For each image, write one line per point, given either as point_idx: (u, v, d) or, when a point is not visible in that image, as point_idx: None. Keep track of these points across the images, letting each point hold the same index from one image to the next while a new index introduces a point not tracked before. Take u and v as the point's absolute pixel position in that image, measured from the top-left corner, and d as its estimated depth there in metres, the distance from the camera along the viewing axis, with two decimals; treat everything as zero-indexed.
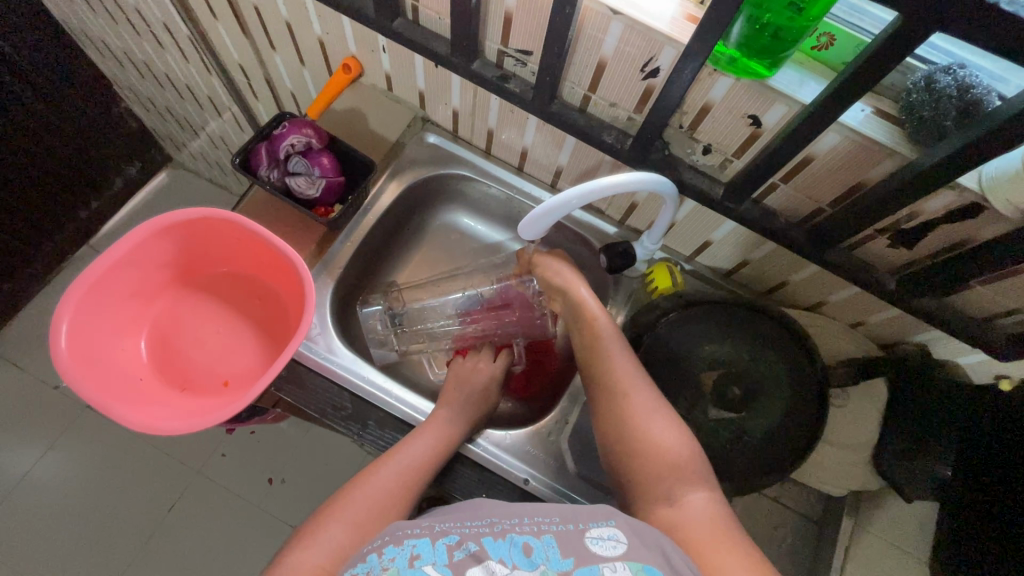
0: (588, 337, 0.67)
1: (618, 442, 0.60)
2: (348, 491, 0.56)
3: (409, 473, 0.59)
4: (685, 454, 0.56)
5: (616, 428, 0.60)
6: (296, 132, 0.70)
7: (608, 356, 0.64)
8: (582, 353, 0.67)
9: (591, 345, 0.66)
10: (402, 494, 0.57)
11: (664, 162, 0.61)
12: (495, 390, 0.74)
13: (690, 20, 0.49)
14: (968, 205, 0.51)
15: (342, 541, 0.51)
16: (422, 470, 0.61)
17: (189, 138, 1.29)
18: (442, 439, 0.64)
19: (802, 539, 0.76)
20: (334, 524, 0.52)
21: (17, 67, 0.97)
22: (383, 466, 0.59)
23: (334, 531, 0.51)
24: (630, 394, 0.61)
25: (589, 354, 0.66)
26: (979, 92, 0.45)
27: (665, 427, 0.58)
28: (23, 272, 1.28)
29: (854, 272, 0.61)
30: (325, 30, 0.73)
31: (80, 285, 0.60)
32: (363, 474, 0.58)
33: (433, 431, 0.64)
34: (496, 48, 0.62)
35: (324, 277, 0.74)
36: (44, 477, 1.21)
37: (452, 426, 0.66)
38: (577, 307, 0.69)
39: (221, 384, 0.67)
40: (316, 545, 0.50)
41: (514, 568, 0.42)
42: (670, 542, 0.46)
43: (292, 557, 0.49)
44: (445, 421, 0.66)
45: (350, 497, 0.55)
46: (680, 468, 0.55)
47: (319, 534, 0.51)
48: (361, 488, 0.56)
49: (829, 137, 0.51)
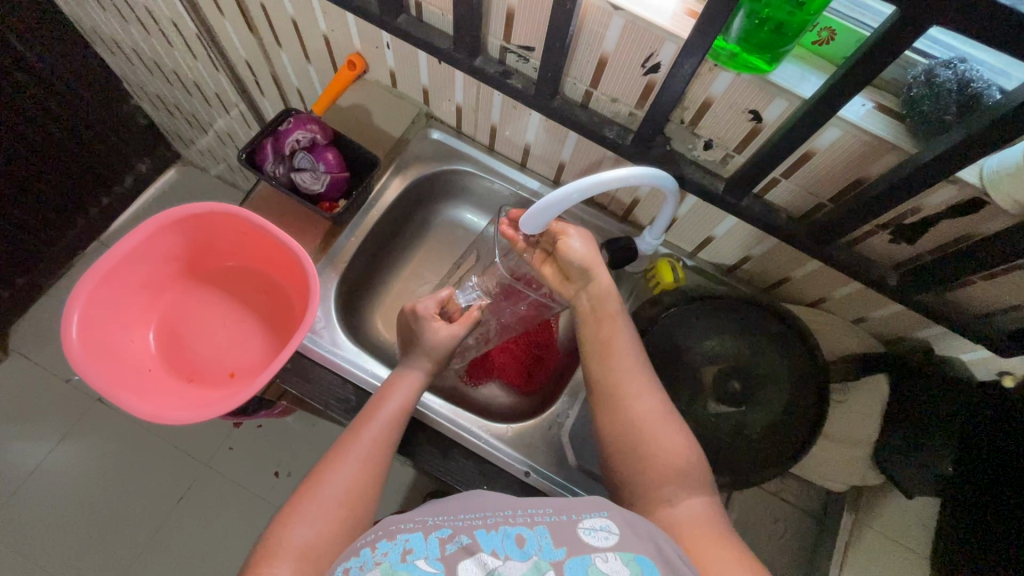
0: (605, 334, 0.64)
1: (623, 444, 0.58)
2: (325, 469, 0.56)
3: (369, 465, 0.57)
4: (690, 460, 0.56)
5: (623, 431, 0.59)
6: (301, 128, 0.72)
7: (625, 358, 0.62)
8: (594, 350, 0.64)
9: (606, 342, 0.64)
10: (369, 474, 0.57)
11: (665, 157, 0.62)
12: (457, 338, 0.69)
13: (690, 15, 0.50)
14: (969, 201, 0.51)
15: (326, 524, 0.52)
16: (379, 456, 0.58)
17: (198, 134, 1.31)
18: (415, 397, 0.64)
19: (802, 533, 0.76)
20: (315, 506, 0.53)
21: (29, 64, 0.99)
22: (361, 433, 0.59)
23: (316, 514, 0.52)
24: (640, 401, 0.59)
25: (602, 354, 0.63)
26: (979, 86, 0.45)
27: (677, 435, 0.57)
28: (34, 267, 1.30)
29: (854, 266, 0.61)
30: (331, 28, 0.74)
31: (92, 277, 0.61)
32: (341, 445, 0.58)
33: (384, 413, 0.61)
34: (499, 44, 0.63)
35: (329, 273, 0.74)
36: (56, 469, 1.23)
37: (403, 404, 0.63)
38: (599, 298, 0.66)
39: (227, 375, 0.68)
40: (297, 528, 0.51)
41: (506, 559, 0.42)
42: (661, 532, 0.47)
43: (272, 538, 0.50)
44: (397, 401, 0.62)
45: (314, 498, 0.53)
46: (683, 472, 0.55)
47: (297, 516, 0.52)
48: (340, 464, 0.56)
49: (830, 132, 0.51)
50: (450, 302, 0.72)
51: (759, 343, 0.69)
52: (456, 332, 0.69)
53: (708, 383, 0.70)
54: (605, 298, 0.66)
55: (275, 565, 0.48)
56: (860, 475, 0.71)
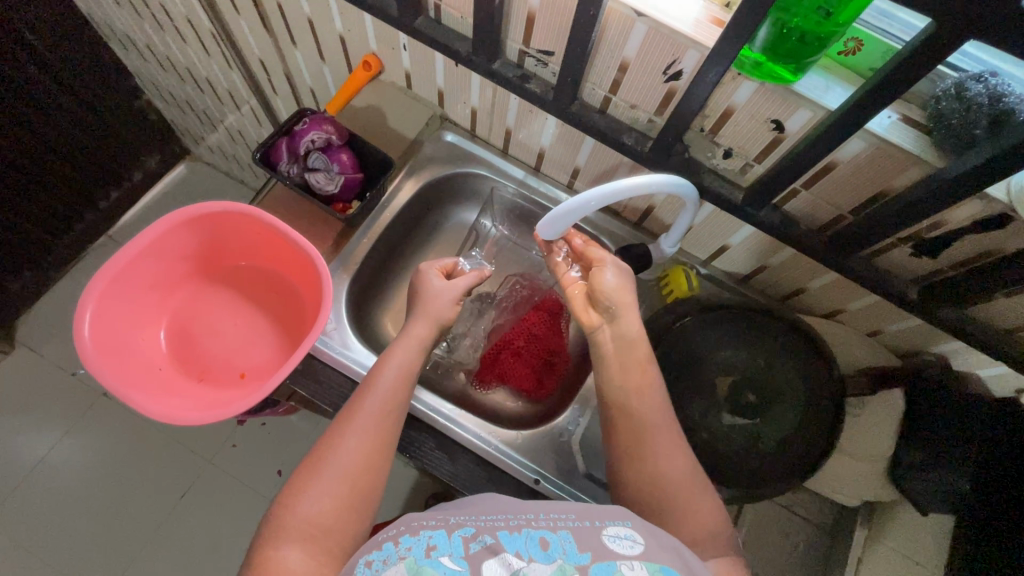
0: (638, 369, 0.60)
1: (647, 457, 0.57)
2: (329, 442, 0.53)
3: (376, 436, 0.54)
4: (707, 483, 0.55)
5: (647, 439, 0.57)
6: (317, 128, 0.71)
7: (651, 390, 0.59)
8: (617, 370, 0.61)
9: (636, 376, 0.60)
10: (377, 445, 0.54)
11: (684, 164, 0.61)
12: (464, 288, 0.68)
13: (717, 23, 0.49)
14: (994, 216, 0.50)
15: (334, 498, 0.49)
16: (385, 425, 0.55)
17: (208, 131, 1.31)
18: (417, 360, 0.62)
19: (813, 548, 0.75)
20: (324, 479, 0.50)
21: (42, 57, 0.99)
22: (365, 402, 0.56)
23: (324, 486, 0.50)
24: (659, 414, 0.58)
25: (625, 371, 0.60)
26: (1011, 102, 0.44)
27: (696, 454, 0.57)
28: (44, 260, 1.31)
29: (876, 280, 0.60)
30: (347, 28, 0.74)
31: (105, 275, 0.61)
32: (346, 414, 0.55)
33: (387, 379, 0.58)
34: (518, 48, 0.62)
35: (340, 274, 0.74)
36: (61, 462, 1.23)
37: (406, 369, 0.60)
38: (630, 338, 0.62)
39: (237, 376, 0.67)
40: (306, 503, 0.49)
41: (531, 561, 0.41)
42: (687, 548, 0.47)
43: (280, 516, 0.48)
44: (398, 365, 0.59)
45: (320, 474, 0.50)
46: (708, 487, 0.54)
47: (304, 495, 0.49)
48: (350, 431, 0.54)
49: (854, 144, 0.51)
50: (454, 268, 0.72)
51: (773, 354, 0.68)
52: (456, 284, 0.68)
53: (722, 393, 0.69)
54: (634, 344, 0.62)
55: (281, 548, 0.46)
56: (874, 491, 0.70)
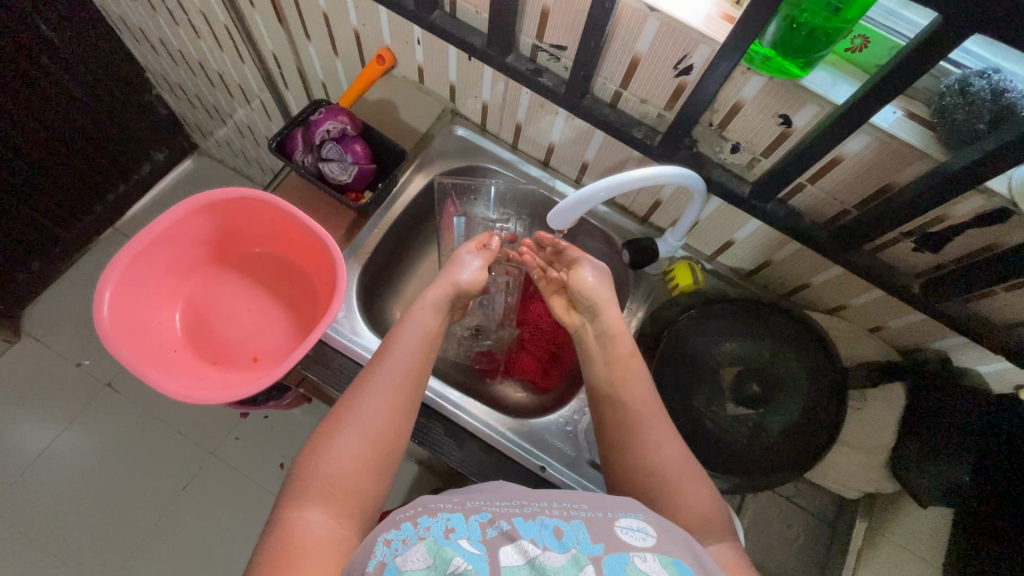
0: (622, 364, 0.61)
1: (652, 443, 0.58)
2: (350, 401, 0.54)
3: (397, 396, 0.55)
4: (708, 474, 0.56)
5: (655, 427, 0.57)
6: (332, 119, 0.73)
7: (639, 385, 0.60)
8: (606, 364, 0.62)
9: (623, 371, 0.61)
10: (397, 405, 0.54)
11: (693, 158, 0.62)
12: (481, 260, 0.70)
13: (726, 19, 0.51)
14: (995, 210, 0.51)
15: (355, 460, 0.50)
16: (406, 387, 0.56)
17: (217, 125, 1.32)
18: (435, 325, 0.62)
19: (814, 539, 0.77)
20: (345, 439, 0.51)
21: (54, 46, 1.00)
22: (384, 365, 0.57)
23: (347, 444, 0.51)
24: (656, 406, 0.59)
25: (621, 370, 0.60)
26: (1014, 96, 0.45)
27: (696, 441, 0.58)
28: (51, 252, 1.32)
29: (880, 273, 0.61)
30: (362, 22, 0.75)
31: (123, 257, 0.62)
32: (366, 376, 0.56)
33: (407, 343, 0.59)
34: (531, 43, 0.64)
35: (352, 263, 0.75)
36: (64, 452, 1.24)
37: (426, 334, 0.61)
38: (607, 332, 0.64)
39: (251, 359, 0.68)
40: (331, 459, 0.50)
41: (545, 549, 0.42)
42: (698, 543, 0.47)
43: (300, 479, 0.49)
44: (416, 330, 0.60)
45: (341, 433, 0.52)
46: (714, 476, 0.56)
47: (325, 455, 0.50)
48: (373, 390, 0.55)
49: (861, 138, 0.52)
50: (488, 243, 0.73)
51: (778, 347, 0.69)
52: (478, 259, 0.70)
53: (727, 383, 0.70)
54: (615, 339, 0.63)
55: (305, 509, 0.46)
56: (875, 483, 0.71)
